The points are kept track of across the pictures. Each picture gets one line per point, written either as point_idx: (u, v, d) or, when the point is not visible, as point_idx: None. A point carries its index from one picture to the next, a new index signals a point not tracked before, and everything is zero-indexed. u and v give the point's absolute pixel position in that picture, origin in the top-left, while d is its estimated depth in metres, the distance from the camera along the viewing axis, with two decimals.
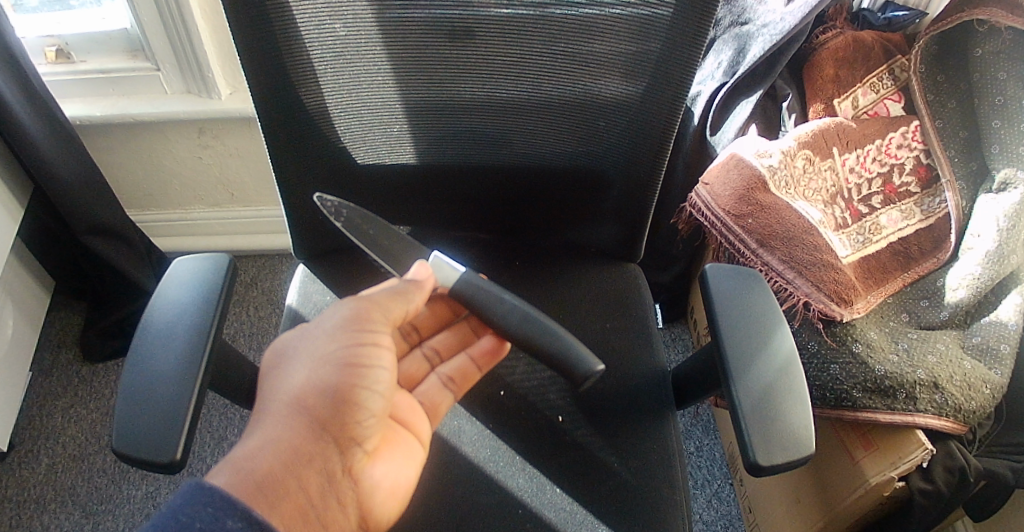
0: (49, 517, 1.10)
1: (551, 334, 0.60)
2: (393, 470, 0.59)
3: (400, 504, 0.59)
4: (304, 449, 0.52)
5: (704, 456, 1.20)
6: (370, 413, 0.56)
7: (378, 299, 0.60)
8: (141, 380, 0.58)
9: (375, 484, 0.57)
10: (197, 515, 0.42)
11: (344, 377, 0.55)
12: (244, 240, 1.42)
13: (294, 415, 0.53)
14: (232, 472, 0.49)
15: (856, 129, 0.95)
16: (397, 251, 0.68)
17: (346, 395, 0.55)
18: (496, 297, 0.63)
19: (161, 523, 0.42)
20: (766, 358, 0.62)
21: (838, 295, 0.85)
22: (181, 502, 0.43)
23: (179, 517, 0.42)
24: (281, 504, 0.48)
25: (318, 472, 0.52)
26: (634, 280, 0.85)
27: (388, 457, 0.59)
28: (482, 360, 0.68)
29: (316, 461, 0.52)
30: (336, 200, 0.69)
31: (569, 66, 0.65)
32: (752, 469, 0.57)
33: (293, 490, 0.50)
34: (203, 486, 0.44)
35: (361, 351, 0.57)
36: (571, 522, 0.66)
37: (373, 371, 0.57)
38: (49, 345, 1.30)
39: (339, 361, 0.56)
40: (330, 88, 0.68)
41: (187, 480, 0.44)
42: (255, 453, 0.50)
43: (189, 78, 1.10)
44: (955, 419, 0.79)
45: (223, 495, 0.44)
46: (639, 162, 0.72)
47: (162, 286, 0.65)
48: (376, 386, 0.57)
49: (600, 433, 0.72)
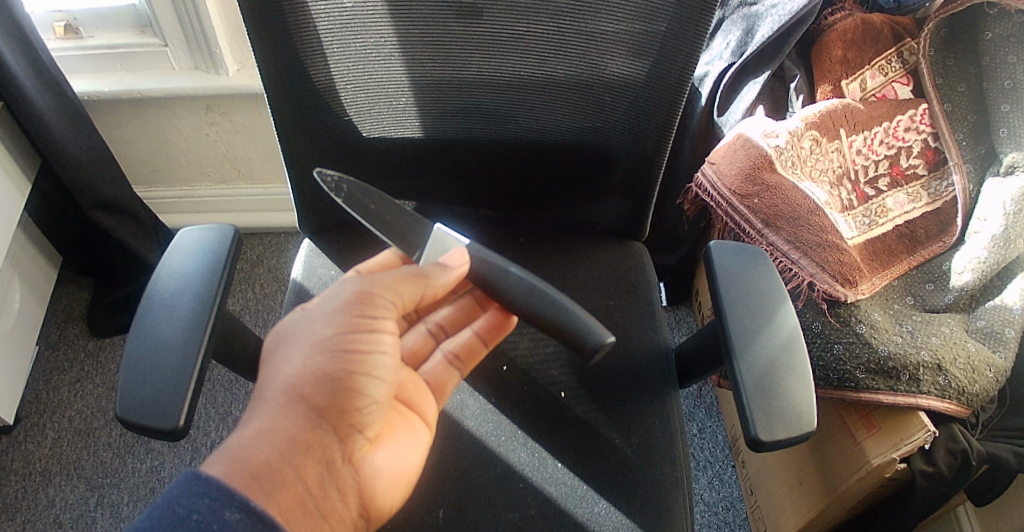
0: (55, 490, 1.11)
1: (558, 307, 0.60)
2: (395, 457, 0.59)
3: (403, 490, 0.59)
4: (302, 438, 0.51)
5: (706, 438, 1.20)
6: (372, 399, 0.56)
7: (384, 281, 0.58)
8: (146, 347, 0.58)
9: (376, 471, 0.56)
10: (194, 507, 0.43)
11: (342, 364, 0.54)
12: (251, 217, 1.43)
13: (292, 403, 0.53)
14: (228, 462, 0.48)
15: (863, 110, 0.94)
16: (398, 227, 0.67)
17: (346, 382, 0.54)
18: (500, 270, 0.63)
19: (157, 514, 0.43)
20: (768, 336, 0.62)
21: (843, 275, 0.85)
22: (177, 492, 0.44)
23: (175, 507, 0.43)
24: (279, 494, 0.48)
25: (317, 460, 0.52)
26: (640, 259, 0.85)
27: (390, 445, 0.59)
28: (488, 335, 0.68)
29: (315, 450, 0.52)
30: (336, 175, 0.68)
31: (576, 43, 0.65)
32: (752, 444, 0.57)
33: (292, 480, 0.49)
34: (201, 476, 0.45)
35: (359, 336, 0.56)
36: (572, 497, 0.66)
37: (373, 357, 0.56)
38: (56, 320, 1.31)
39: (335, 348, 0.55)
40: (336, 61, 0.67)
41: (183, 470, 0.45)
42: (251, 442, 0.50)
43: (198, 54, 1.10)
44: (959, 402, 0.79)
45: (220, 486, 0.44)
46: (645, 139, 0.72)
47: (167, 256, 0.65)
48: (376, 372, 0.56)
49: (602, 409, 0.72)
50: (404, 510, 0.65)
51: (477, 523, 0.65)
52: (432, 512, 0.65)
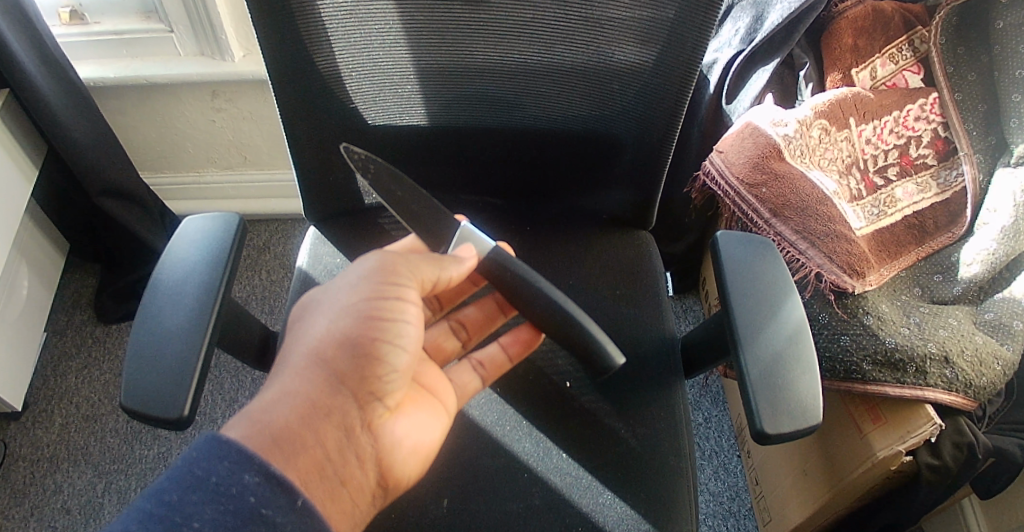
0: (62, 475, 1.11)
1: (572, 324, 0.59)
2: (415, 430, 0.58)
3: (421, 464, 0.58)
4: (321, 402, 0.51)
5: (712, 427, 1.20)
6: (393, 368, 0.55)
7: (409, 256, 0.58)
8: (151, 336, 0.58)
9: (396, 441, 0.56)
10: (213, 469, 0.42)
11: (365, 330, 0.54)
12: (257, 204, 1.42)
13: (313, 368, 0.52)
14: (248, 425, 0.48)
15: (874, 99, 0.93)
16: (423, 219, 0.66)
17: (367, 348, 0.54)
18: (528, 280, 0.61)
19: (176, 476, 0.42)
20: (775, 328, 0.61)
21: (852, 267, 0.84)
22: (197, 455, 0.43)
23: (195, 469, 0.42)
24: (298, 459, 0.47)
25: (335, 426, 0.51)
26: (646, 249, 0.84)
27: (410, 416, 0.58)
28: (516, 350, 0.68)
29: (333, 415, 0.51)
30: (364, 151, 0.66)
31: (584, 28, 0.64)
32: (758, 436, 0.57)
33: (311, 444, 0.49)
34: (220, 439, 0.44)
35: (383, 304, 0.55)
36: (577, 487, 0.66)
37: (395, 325, 0.55)
38: (63, 306, 1.31)
39: (359, 313, 0.55)
40: (341, 47, 0.67)
41: (203, 433, 0.44)
42: (272, 405, 0.50)
43: (203, 40, 1.10)
44: (965, 395, 0.78)
45: (240, 450, 0.44)
46: (653, 128, 0.71)
47: (172, 244, 0.65)
48: (399, 340, 0.55)
49: (607, 399, 0.72)
50: (408, 497, 0.65)
51: (481, 513, 0.65)
52: (437, 501, 0.65)
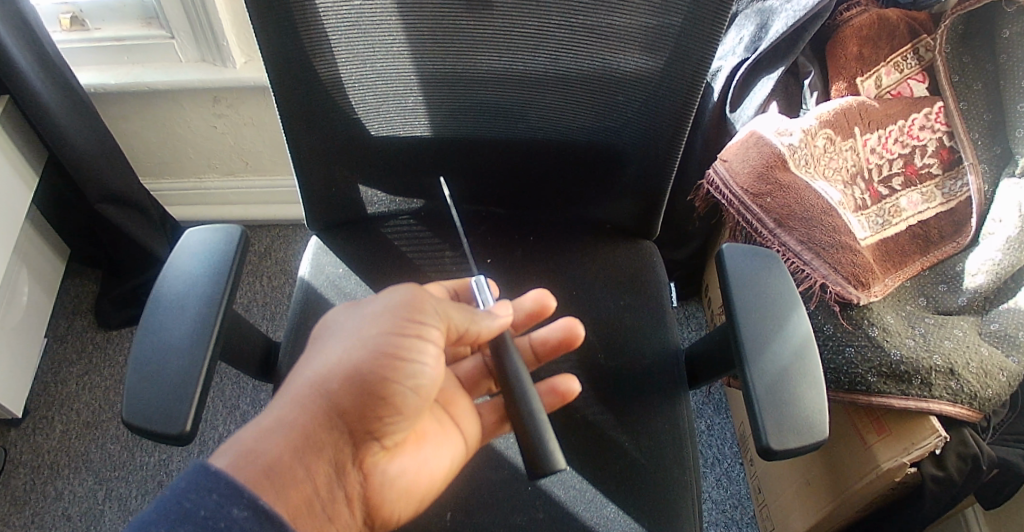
0: (63, 482, 1.11)
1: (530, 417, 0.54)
2: (414, 466, 0.57)
3: (413, 501, 0.57)
4: (317, 436, 0.50)
5: (715, 435, 1.19)
6: (399, 409, 0.53)
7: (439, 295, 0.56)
8: (153, 350, 0.58)
9: (389, 479, 0.55)
10: (203, 502, 0.42)
11: (377, 367, 0.52)
12: (258, 209, 1.42)
13: (315, 399, 0.51)
14: (240, 454, 0.47)
15: (878, 108, 0.93)
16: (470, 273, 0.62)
17: (376, 387, 0.52)
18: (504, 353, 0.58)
19: (164, 508, 0.41)
20: (781, 342, 0.61)
21: (857, 278, 0.84)
22: (186, 486, 0.42)
23: (183, 501, 0.42)
24: (287, 494, 0.47)
25: (327, 461, 0.50)
26: (650, 259, 0.84)
27: (411, 452, 0.57)
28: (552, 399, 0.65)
29: (327, 450, 0.51)
30: None
31: (590, 40, 0.63)
32: (763, 452, 0.57)
33: (301, 480, 0.48)
34: (209, 469, 0.43)
35: (402, 342, 0.53)
36: (582, 499, 0.66)
37: (410, 366, 0.53)
38: (64, 313, 1.31)
39: (376, 348, 0.53)
40: (343, 59, 0.66)
41: (193, 461, 0.43)
42: (266, 436, 0.49)
43: (204, 46, 1.09)
44: (971, 406, 0.78)
45: (230, 483, 0.43)
46: (658, 139, 0.71)
47: (174, 257, 0.64)
48: (410, 382, 0.53)
49: (611, 411, 0.71)
50: None
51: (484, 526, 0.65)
52: (440, 515, 0.65)
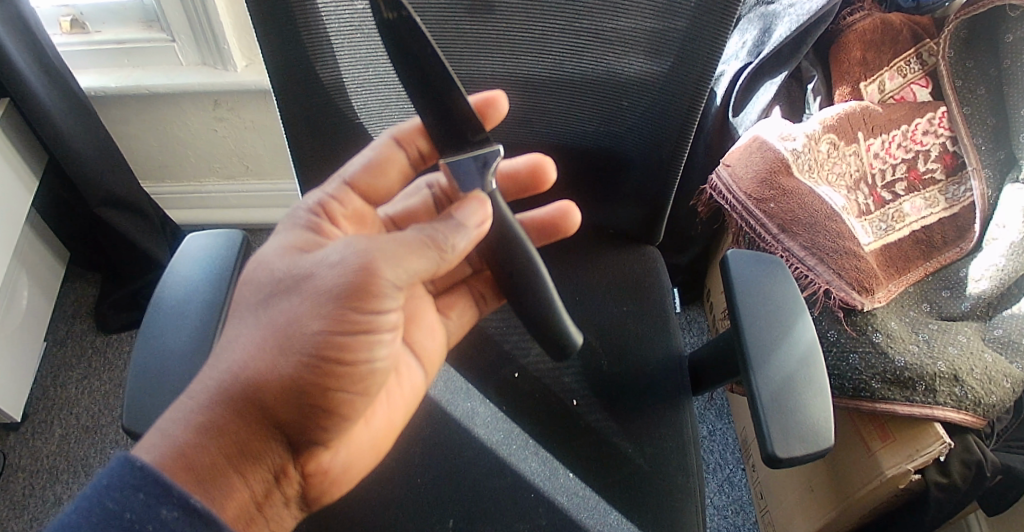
0: (62, 487, 1.11)
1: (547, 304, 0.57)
2: (360, 460, 0.55)
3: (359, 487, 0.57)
4: (253, 444, 0.48)
5: (717, 440, 1.19)
6: (340, 413, 0.50)
7: (390, 245, 0.48)
8: (153, 356, 0.57)
9: (335, 478, 0.53)
10: (128, 504, 0.41)
11: (315, 375, 0.48)
12: (260, 213, 1.42)
13: (252, 405, 0.48)
14: (175, 457, 0.45)
15: (882, 113, 0.92)
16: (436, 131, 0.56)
17: (315, 395, 0.48)
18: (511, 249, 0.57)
19: (89, 508, 0.42)
20: (788, 350, 0.61)
21: (860, 283, 0.84)
22: (110, 483, 0.42)
23: (107, 502, 0.41)
24: (226, 501, 0.46)
25: (265, 469, 0.49)
26: (654, 264, 0.84)
27: (359, 447, 0.55)
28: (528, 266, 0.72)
29: (264, 457, 0.48)
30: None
31: (592, 42, 0.63)
32: (769, 460, 0.56)
33: (237, 488, 0.47)
34: (134, 464, 0.43)
35: (344, 343, 0.48)
36: (584, 506, 0.65)
37: (352, 369, 0.49)
38: (64, 316, 1.30)
39: (313, 355, 0.47)
40: (346, 63, 0.66)
41: (116, 455, 0.43)
42: (199, 438, 0.46)
43: (205, 50, 1.09)
44: (975, 414, 0.77)
45: (155, 479, 0.42)
46: (661, 143, 0.70)
47: (174, 262, 0.64)
48: (352, 385, 0.49)
49: (614, 417, 0.71)
50: (412, 518, 0.65)
51: None
52: (442, 521, 0.65)
